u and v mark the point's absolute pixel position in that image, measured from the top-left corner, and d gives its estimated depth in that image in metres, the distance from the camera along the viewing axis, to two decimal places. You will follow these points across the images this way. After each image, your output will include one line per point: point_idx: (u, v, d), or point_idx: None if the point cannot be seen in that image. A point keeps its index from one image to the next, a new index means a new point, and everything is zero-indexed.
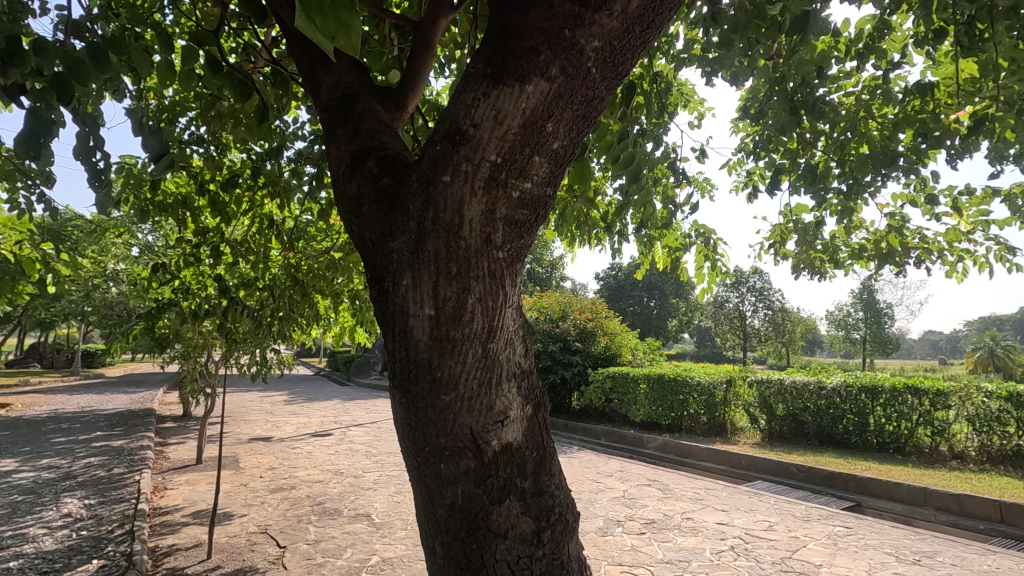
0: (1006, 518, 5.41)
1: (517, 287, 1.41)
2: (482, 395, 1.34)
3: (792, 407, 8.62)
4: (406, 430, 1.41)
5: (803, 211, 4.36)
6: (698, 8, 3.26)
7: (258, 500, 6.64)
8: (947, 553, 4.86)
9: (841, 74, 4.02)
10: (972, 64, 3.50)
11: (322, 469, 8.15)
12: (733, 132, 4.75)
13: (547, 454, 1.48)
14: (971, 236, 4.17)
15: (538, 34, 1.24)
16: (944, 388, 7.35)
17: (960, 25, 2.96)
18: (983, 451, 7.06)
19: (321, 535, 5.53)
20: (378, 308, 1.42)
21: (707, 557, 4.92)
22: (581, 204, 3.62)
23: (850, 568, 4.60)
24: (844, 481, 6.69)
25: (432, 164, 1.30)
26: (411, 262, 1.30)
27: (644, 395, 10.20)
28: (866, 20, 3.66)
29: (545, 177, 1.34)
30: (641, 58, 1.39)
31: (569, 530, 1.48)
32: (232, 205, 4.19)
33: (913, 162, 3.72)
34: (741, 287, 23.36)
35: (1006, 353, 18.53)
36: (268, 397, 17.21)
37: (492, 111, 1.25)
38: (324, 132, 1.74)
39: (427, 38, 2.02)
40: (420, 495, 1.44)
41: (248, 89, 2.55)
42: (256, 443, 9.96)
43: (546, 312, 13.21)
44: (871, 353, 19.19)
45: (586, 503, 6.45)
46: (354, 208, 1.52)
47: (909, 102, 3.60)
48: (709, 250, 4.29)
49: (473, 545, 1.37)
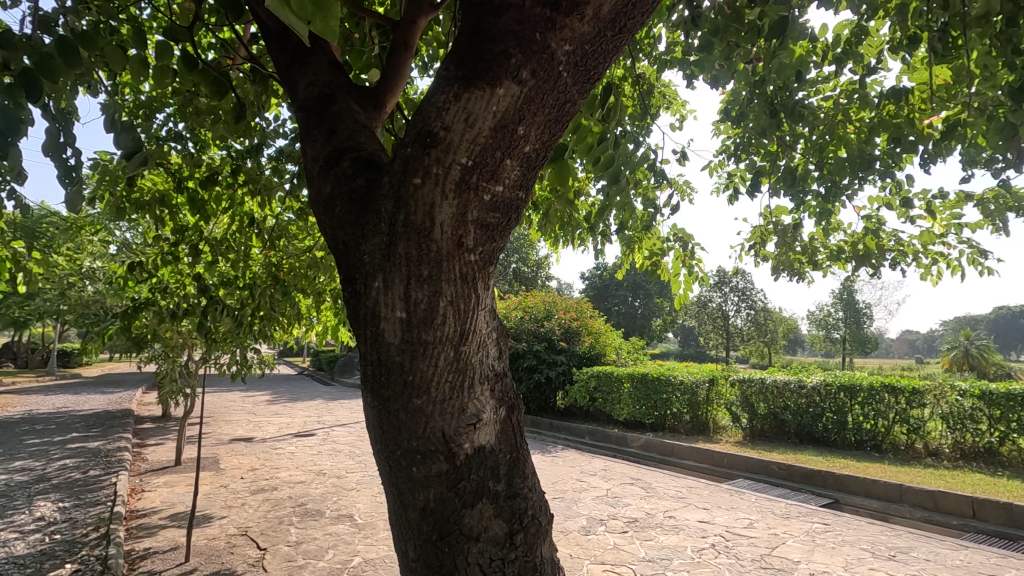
0: (977, 514, 5.55)
1: (490, 290, 1.41)
2: (454, 398, 1.34)
3: (773, 406, 8.73)
4: (378, 434, 1.40)
5: (782, 213, 4.41)
6: (678, 12, 3.29)
7: (238, 502, 6.56)
8: (921, 548, 4.96)
9: (820, 78, 4.08)
10: (945, 70, 3.59)
11: (304, 470, 8.08)
12: (714, 134, 4.80)
13: (520, 456, 1.48)
14: (944, 239, 4.26)
15: (509, 37, 1.24)
16: (919, 387, 7.51)
17: (934, 32, 3.04)
18: (957, 448, 7.22)
19: (303, 536, 5.48)
20: (351, 310, 1.41)
21: (687, 555, 4.97)
22: (562, 204, 3.62)
23: (827, 564, 4.68)
24: (823, 479, 6.80)
25: (403, 166, 1.30)
26: (383, 265, 1.29)
27: (628, 394, 10.28)
28: (845, 26, 3.73)
29: (517, 180, 1.34)
30: (615, 61, 1.39)
31: (542, 532, 1.48)
32: (210, 203, 4.13)
33: (888, 166, 3.80)
34: (724, 286, 23.65)
35: (980, 352, 18.89)
36: (250, 397, 17.01)
37: (463, 114, 1.25)
38: (301, 132, 1.72)
39: (406, 38, 2.01)
40: (393, 498, 1.43)
41: (223, 88, 2.52)
42: (237, 444, 9.83)
43: (531, 312, 13.24)
44: (850, 352, 19.53)
45: (569, 502, 6.48)
46: (328, 210, 1.51)
47: (885, 107, 3.67)
48: (687, 255, 4.33)
49: (445, 549, 1.36)
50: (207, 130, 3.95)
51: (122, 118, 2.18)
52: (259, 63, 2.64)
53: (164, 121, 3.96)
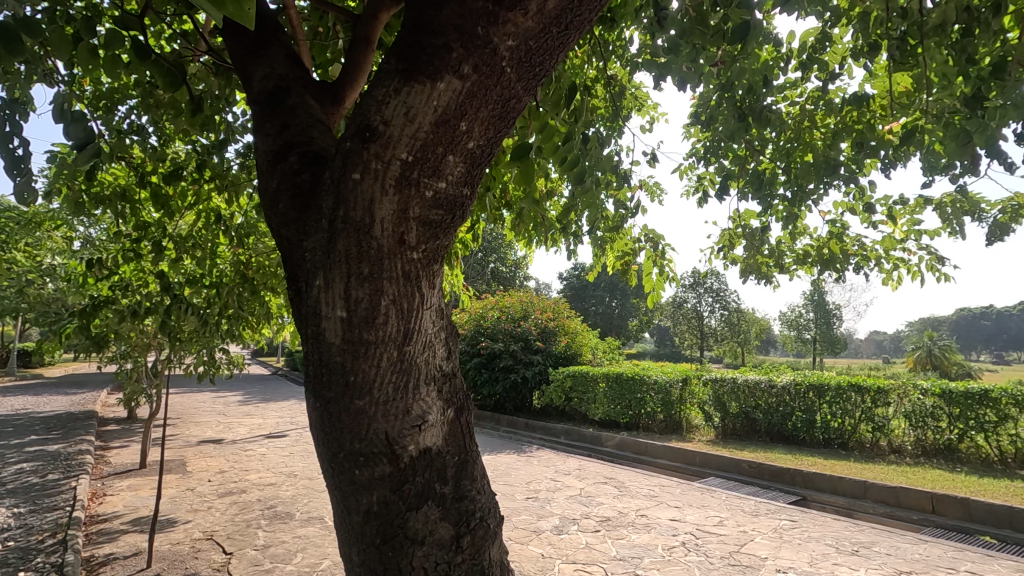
0: (937, 509, 5.72)
1: (436, 290, 1.39)
2: (398, 399, 1.31)
3: (744, 405, 8.87)
4: (321, 436, 1.37)
5: (751, 217, 4.47)
6: (645, 17, 3.32)
7: (204, 505, 6.39)
8: (883, 543, 5.08)
9: (787, 84, 4.16)
10: (905, 78, 3.67)
11: (274, 472, 7.91)
12: (685, 138, 4.84)
13: (469, 458, 1.47)
14: (904, 244, 4.37)
15: (451, 31, 1.22)
16: (884, 387, 7.70)
17: (894, 40, 3.11)
18: (919, 445, 7.42)
19: (271, 539, 5.36)
20: (294, 309, 1.37)
21: (658, 553, 5.00)
22: (530, 205, 3.59)
23: (793, 560, 4.76)
24: (791, 477, 6.92)
25: (343, 161, 1.27)
26: (324, 263, 1.26)
27: (603, 395, 10.35)
28: (810, 33, 3.80)
29: (461, 177, 1.31)
30: (561, 58, 1.38)
31: (490, 535, 1.48)
32: (174, 199, 4.01)
33: (853, 171, 3.86)
34: (699, 287, 24.08)
35: (942, 352, 19.44)
36: (221, 397, 16.63)
37: (403, 108, 1.22)
38: (254, 125, 1.65)
39: (368, 32, 1.94)
40: (337, 503, 1.40)
41: (179, 79, 2.39)
42: (206, 446, 9.59)
43: (508, 311, 13.22)
44: (820, 352, 19.96)
45: (542, 502, 6.47)
46: (273, 205, 1.47)
47: (847, 112, 3.77)
48: (658, 256, 4.35)
49: (390, 553, 1.34)
50: (172, 124, 3.83)
51: (72, 108, 2.07)
52: (219, 56, 2.54)
53: (125, 114, 3.81)
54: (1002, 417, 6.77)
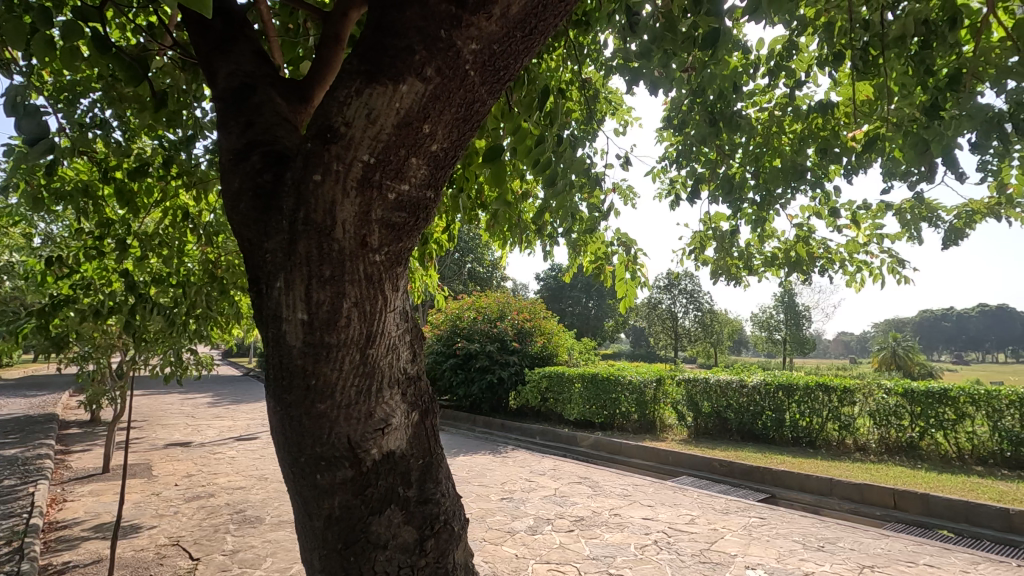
0: (898, 504, 5.90)
1: (400, 293, 1.40)
2: (360, 403, 1.32)
3: (716, 405, 9.02)
4: (282, 440, 1.37)
5: (721, 219, 4.55)
6: (617, 21, 3.33)
7: (170, 510, 6.23)
8: (847, 538, 5.22)
9: (756, 90, 4.25)
10: (867, 87, 3.79)
11: (245, 475, 7.75)
12: (658, 141, 4.90)
13: (433, 461, 1.48)
14: (867, 248, 4.51)
15: (414, 33, 1.21)
16: (850, 386, 7.92)
17: (857, 51, 3.20)
18: (883, 443, 7.65)
19: (239, 544, 5.25)
20: (255, 311, 1.36)
21: (631, 552, 5.05)
22: (503, 207, 3.59)
23: (761, 556, 4.86)
24: (761, 475, 7.06)
25: (304, 162, 1.26)
26: (284, 264, 1.26)
27: (578, 395, 10.42)
28: (778, 41, 3.89)
29: (424, 179, 1.32)
30: (525, 62, 1.38)
31: (455, 537, 1.49)
32: (140, 196, 3.90)
33: (819, 177, 3.96)
34: (674, 288, 24.41)
35: (906, 353, 20.07)
36: (189, 400, 16.20)
37: (364, 110, 1.22)
38: (217, 123, 1.60)
39: (337, 30, 1.89)
40: (299, 508, 1.40)
41: (141, 74, 2.30)
42: (173, 449, 9.34)
43: (484, 312, 13.20)
44: (790, 353, 20.39)
45: (516, 502, 6.48)
46: (234, 205, 1.45)
47: (813, 119, 3.88)
48: (631, 260, 4.40)
49: (352, 558, 1.35)
50: (138, 118, 3.72)
51: (25, 99, 1.98)
52: (185, 50, 2.46)
53: (88, 107, 3.69)
54: (960, 415, 7.03)
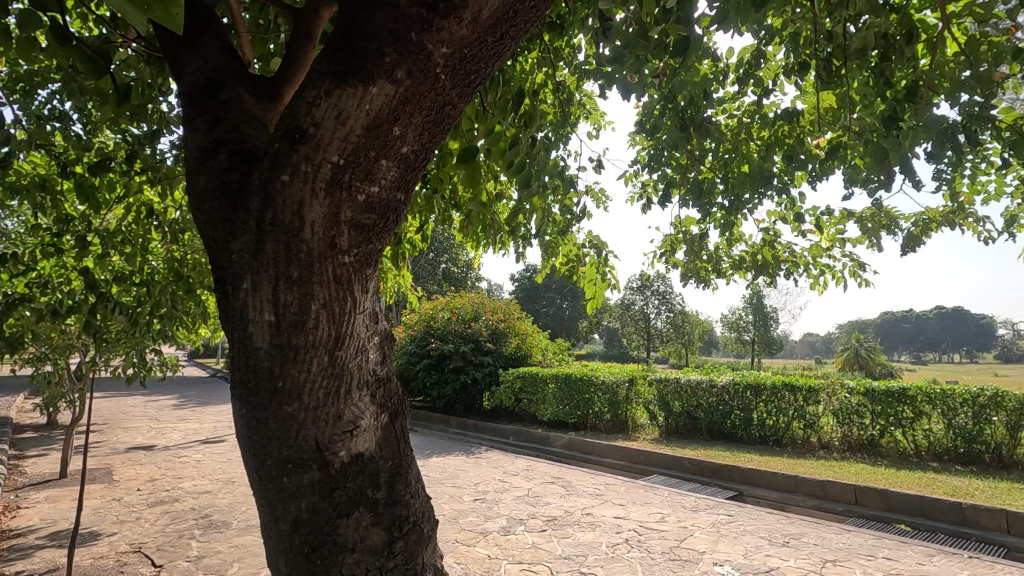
0: (859, 500, 6.11)
1: (369, 294, 1.40)
2: (329, 405, 1.32)
3: (687, 404, 9.17)
4: (247, 443, 1.35)
5: (691, 223, 4.64)
6: (591, 25, 3.37)
7: (132, 516, 6.04)
8: (810, 534, 5.38)
9: (725, 97, 4.35)
10: (831, 97, 3.92)
11: (211, 479, 7.57)
12: (631, 145, 4.97)
13: (402, 463, 1.49)
14: (830, 252, 4.65)
15: (384, 35, 1.21)
16: (815, 386, 8.16)
17: (821, 61, 3.30)
18: (845, 441, 7.91)
19: (205, 550, 5.12)
20: (221, 312, 1.35)
21: (602, 551, 5.11)
22: (477, 208, 3.59)
23: (729, 553, 4.97)
24: (729, 473, 7.22)
25: (272, 162, 1.25)
26: (251, 265, 1.25)
27: (552, 395, 10.48)
28: (746, 49, 3.99)
29: (394, 182, 1.32)
30: (496, 66, 1.40)
31: (424, 538, 1.50)
32: (102, 191, 3.77)
33: (784, 183, 4.08)
34: (646, 290, 24.74)
35: (868, 353, 20.76)
36: (152, 402, 15.73)
37: (334, 111, 1.21)
38: (182, 119, 1.56)
39: (308, 28, 1.86)
40: (264, 512, 1.39)
41: (104, 67, 2.19)
42: (135, 453, 9.05)
43: (458, 312, 13.17)
44: (759, 353, 20.86)
45: (489, 503, 6.48)
46: (200, 204, 1.43)
47: (779, 127, 3.99)
48: (602, 262, 4.46)
49: (319, 561, 1.34)
50: (100, 112, 3.60)
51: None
52: (150, 43, 2.37)
53: (47, 99, 3.55)
54: (917, 413, 7.32)
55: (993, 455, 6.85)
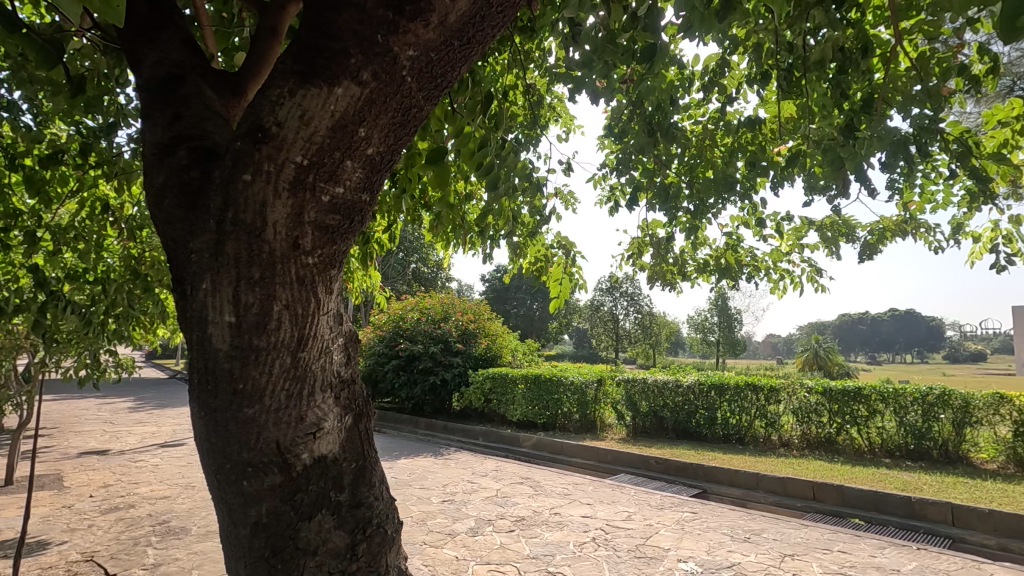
0: (817, 496, 6.33)
1: (333, 295, 1.39)
2: (291, 407, 1.31)
3: (654, 404, 9.33)
4: (206, 447, 1.33)
5: (658, 227, 4.74)
6: (561, 28, 3.39)
7: (83, 524, 5.79)
8: (770, 529, 5.54)
9: (691, 104, 4.45)
10: (790, 106, 4.06)
11: (169, 484, 7.33)
12: (599, 148, 5.03)
13: (367, 465, 1.49)
14: (790, 256, 4.81)
15: (349, 36, 1.20)
16: (776, 386, 8.42)
17: (782, 71, 3.41)
18: (804, 438, 8.18)
19: (162, 557, 4.96)
20: (179, 313, 1.32)
21: (569, 550, 5.15)
22: (446, 209, 3.58)
23: (693, 549, 5.08)
24: (694, 471, 7.38)
25: (233, 161, 1.24)
26: (211, 265, 1.23)
27: (521, 395, 10.51)
28: (712, 58, 4.09)
29: (359, 183, 1.32)
30: (462, 70, 1.41)
31: (388, 541, 1.49)
32: (53, 185, 3.62)
33: (746, 189, 4.19)
34: (615, 291, 25.03)
35: (826, 353, 21.50)
36: (107, 404, 15.12)
37: (298, 111, 1.21)
38: (141, 114, 1.52)
39: (274, 23, 1.84)
40: (223, 516, 1.36)
41: (56, 58, 2.12)
42: (88, 458, 8.68)
43: (428, 312, 13.09)
44: (723, 353, 21.36)
45: (458, 504, 6.46)
46: (158, 202, 1.40)
47: (742, 134, 4.11)
48: (570, 263, 4.51)
49: (280, 565, 1.32)
50: (51, 102, 3.45)
51: None
52: (107, 33, 2.28)
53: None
54: (871, 411, 7.63)
55: (940, 451, 7.20)
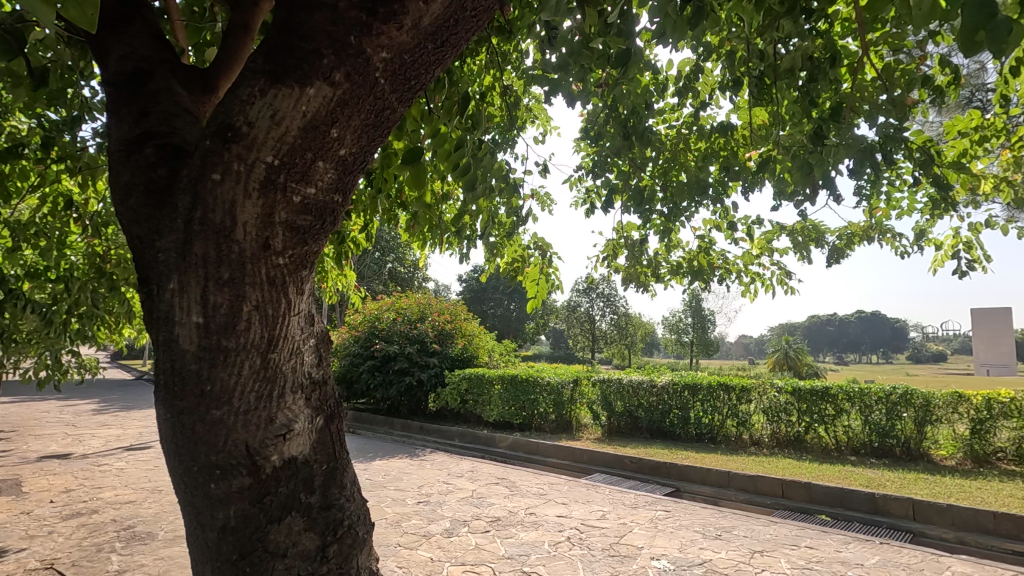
0: (785, 493, 6.49)
1: (304, 296, 1.39)
2: (261, 408, 1.30)
3: (628, 404, 9.43)
4: (172, 449, 1.31)
5: (632, 229, 4.80)
6: (537, 31, 3.40)
7: (42, 530, 5.59)
8: (741, 526, 5.66)
9: (665, 108, 4.52)
10: (761, 113, 4.16)
11: (135, 488, 7.12)
12: (576, 151, 5.08)
13: (337, 466, 1.48)
14: (760, 259, 4.93)
15: (321, 37, 1.20)
16: (747, 385, 8.60)
17: (754, 78, 3.49)
18: (774, 437, 8.37)
19: (127, 563, 4.82)
20: (144, 313, 1.30)
21: (544, 549, 5.18)
22: (422, 210, 3.57)
23: (665, 547, 5.16)
24: (667, 470, 7.49)
25: (202, 160, 1.22)
26: (178, 265, 1.21)
27: (497, 396, 10.52)
28: (686, 63, 4.16)
29: (331, 184, 1.32)
30: (436, 73, 1.42)
31: (359, 542, 1.49)
32: (13, 179, 3.49)
33: (719, 193, 4.28)
34: (592, 292, 25.21)
35: (796, 354, 22.04)
36: (69, 406, 14.63)
37: (268, 111, 1.20)
38: (106, 108, 1.49)
39: (246, 19, 1.82)
40: (189, 519, 1.34)
41: (16, 48, 2.05)
42: (48, 462, 8.38)
43: (404, 312, 13.00)
44: (697, 354, 21.71)
45: (433, 505, 6.44)
46: (123, 199, 1.37)
47: (715, 139, 4.19)
48: (546, 263, 4.54)
49: (248, 568, 1.31)
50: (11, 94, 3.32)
51: None
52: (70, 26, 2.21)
53: None
54: (838, 411, 7.85)
55: (902, 448, 7.45)
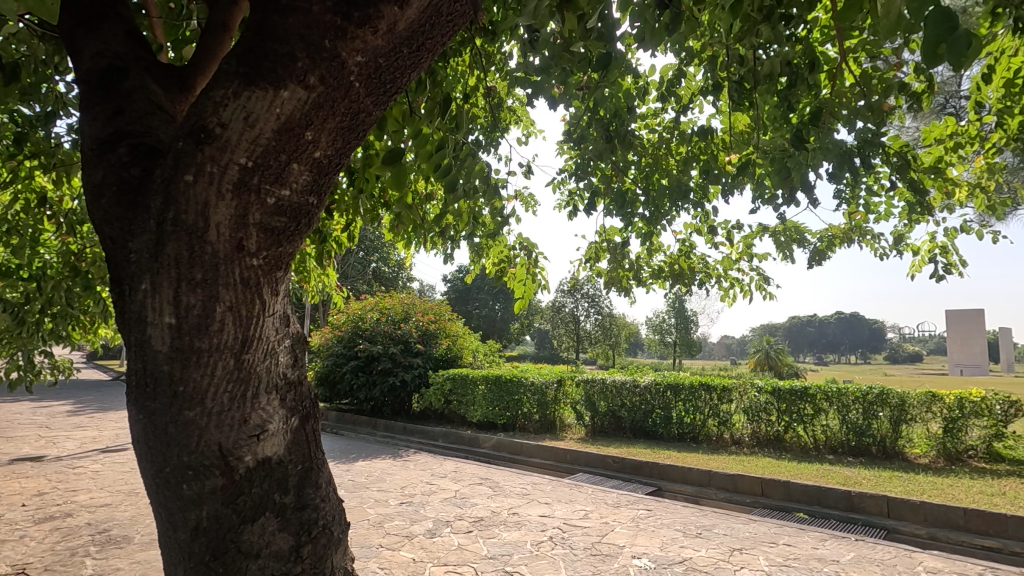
0: (764, 491, 6.59)
1: (279, 297, 1.39)
2: (234, 409, 1.30)
3: (612, 404, 9.51)
4: (143, 449, 1.30)
5: (615, 232, 4.85)
6: (520, 34, 3.40)
7: (14, 535, 5.47)
8: (721, 524, 5.74)
9: (647, 112, 4.57)
10: (742, 117, 4.21)
11: (111, 491, 7.00)
12: (559, 153, 5.11)
13: (312, 466, 1.49)
14: (740, 263, 5.01)
15: (296, 40, 1.20)
16: (728, 385, 8.72)
17: (733, 83, 3.55)
18: (754, 436, 8.50)
19: (102, 567, 4.74)
20: (116, 312, 1.29)
21: (527, 549, 5.20)
22: (404, 210, 3.56)
23: (646, 546, 5.22)
24: (649, 470, 7.56)
25: (175, 160, 1.23)
26: (149, 266, 1.21)
27: (481, 396, 10.53)
28: (669, 68, 4.21)
29: (306, 186, 1.33)
30: (412, 75, 1.43)
31: (333, 542, 1.50)
32: None
33: (699, 198, 4.35)
34: (576, 293, 25.31)
35: (777, 354, 22.39)
36: (42, 408, 14.31)
37: (242, 112, 1.20)
38: (79, 107, 1.47)
39: (224, 19, 1.82)
40: (162, 520, 1.34)
41: None
42: (19, 465, 8.18)
43: (388, 312, 12.93)
44: (680, 355, 21.94)
45: (415, 506, 6.42)
46: (96, 198, 1.36)
47: (695, 143, 4.24)
48: (531, 264, 4.56)
49: (221, 569, 1.31)
50: None
51: None
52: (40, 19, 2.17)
53: None
54: (816, 410, 8.01)
55: (878, 447, 7.59)
